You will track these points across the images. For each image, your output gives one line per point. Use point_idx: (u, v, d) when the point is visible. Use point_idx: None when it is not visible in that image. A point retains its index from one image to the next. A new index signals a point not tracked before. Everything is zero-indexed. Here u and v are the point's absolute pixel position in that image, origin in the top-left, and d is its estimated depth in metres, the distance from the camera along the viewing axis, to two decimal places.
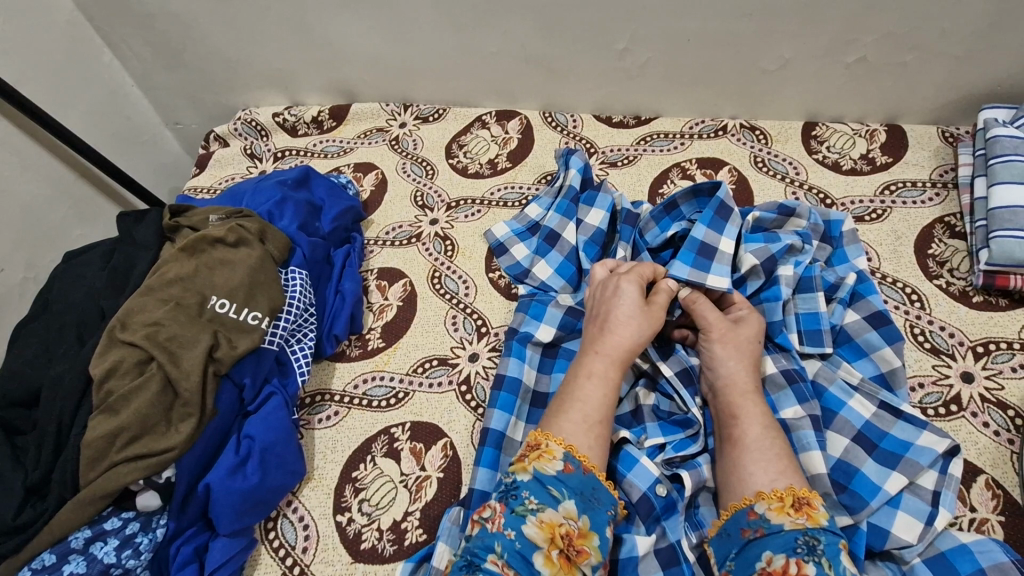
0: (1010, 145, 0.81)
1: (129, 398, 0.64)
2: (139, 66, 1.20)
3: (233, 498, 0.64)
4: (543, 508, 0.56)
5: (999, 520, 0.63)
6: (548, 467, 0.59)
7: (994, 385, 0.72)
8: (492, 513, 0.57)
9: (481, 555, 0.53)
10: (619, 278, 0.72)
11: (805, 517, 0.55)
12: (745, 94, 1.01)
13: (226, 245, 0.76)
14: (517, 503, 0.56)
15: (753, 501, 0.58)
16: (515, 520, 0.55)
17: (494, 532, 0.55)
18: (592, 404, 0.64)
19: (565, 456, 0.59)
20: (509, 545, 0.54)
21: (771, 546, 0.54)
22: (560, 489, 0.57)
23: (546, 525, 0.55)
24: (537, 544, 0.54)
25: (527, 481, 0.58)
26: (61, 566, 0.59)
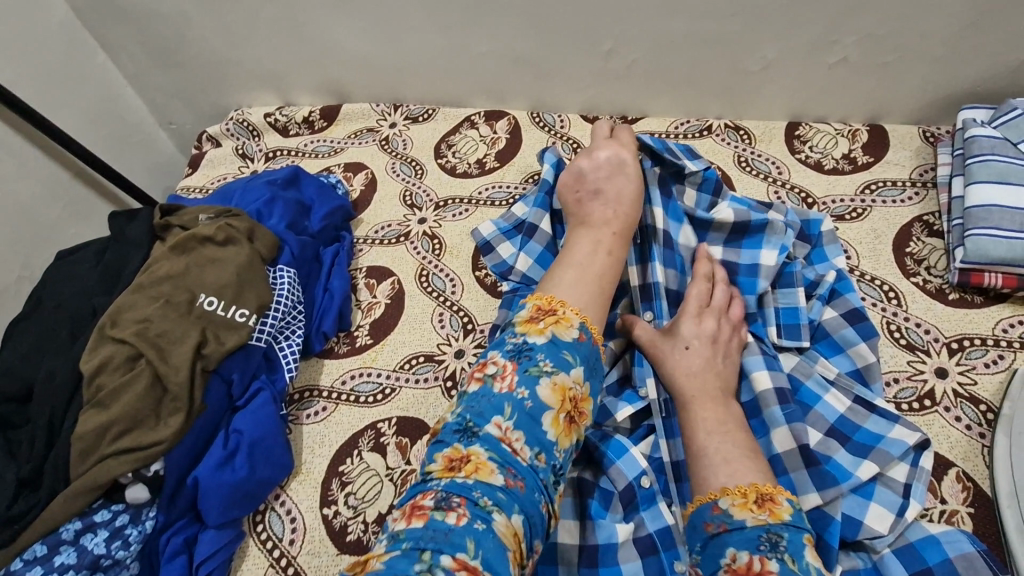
0: (987, 144, 0.83)
1: (118, 393, 0.66)
2: (132, 67, 1.21)
3: (222, 490, 0.66)
4: (557, 371, 0.57)
5: (968, 512, 0.65)
6: (564, 333, 0.60)
7: (967, 380, 0.73)
8: (499, 370, 0.58)
9: (490, 415, 0.55)
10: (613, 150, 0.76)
11: (767, 513, 0.56)
12: (730, 94, 1.02)
13: (215, 243, 0.78)
14: (530, 364, 0.57)
15: (718, 496, 0.58)
16: (528, 380, 0.56)
17: (503, 391, 0.56)
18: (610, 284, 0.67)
19: (580, 326, 0.61)
20: (518, 406, 0.55)
21: (735, 544, 0.54)
22: (574, 355, 0.58)
23: (558, 389, 0.56)
24: (549, 404, 0.56)
25: (543, 344, 0.58)
26: (53, 557, 0.61)
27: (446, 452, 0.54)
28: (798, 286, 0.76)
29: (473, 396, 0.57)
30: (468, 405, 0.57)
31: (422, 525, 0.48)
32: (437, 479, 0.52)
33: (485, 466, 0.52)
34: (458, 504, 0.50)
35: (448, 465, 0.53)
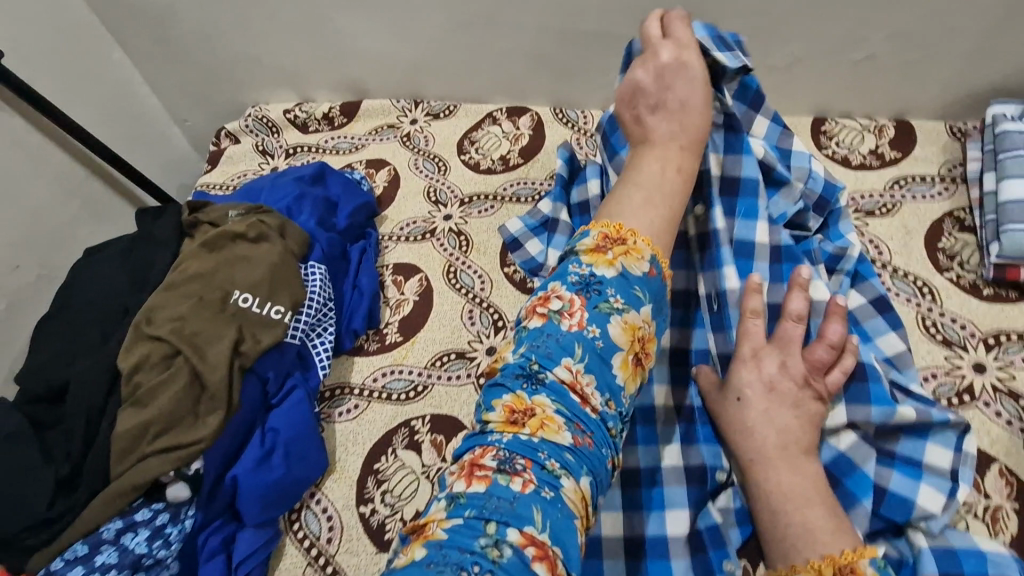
0: (1019, 140, 0.83)
1: (156, 392, 0.65)
2: (148, 63, 1.20)
3: (261, 489, 0.65)
4: (628, 309, 0.55)
5: (1013, 507, 0.65)
6: (635, 265, 0.56)
7: (1006, 375, 0.73)
8: (565, 306, 0.55)
9: (558, 356, 0.53)
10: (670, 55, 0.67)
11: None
12: (756, 91, 1.01)
13: (247, 240, 0.77)
14: (600, 299, 0.55)
15: (791, 574, 0.56)
16: (599, 317, 0.54)
17: (572, 329, 0.54)
18: (667, 195, 0.62)
19: (651, 259, 0.57)
20: (589, 347, 0.53)
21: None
22: (644, 292, 0.56)
23: (628, 328, 0.54)
24: (619, 345, 0.54)
25: (613, 278, 0.55)
26: (93, 557, 0.60)
27: (508, 401, 0.52)
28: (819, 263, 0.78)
29: (538, 330, 0.55)
30: (533, 345, 0.54)
31: (484, 490, 0.47)
32: (499, 433, 0.51)
33: (551, 422, 0.50)
34: (523, 467, 0.48)
35: (511, 416, 0.51)
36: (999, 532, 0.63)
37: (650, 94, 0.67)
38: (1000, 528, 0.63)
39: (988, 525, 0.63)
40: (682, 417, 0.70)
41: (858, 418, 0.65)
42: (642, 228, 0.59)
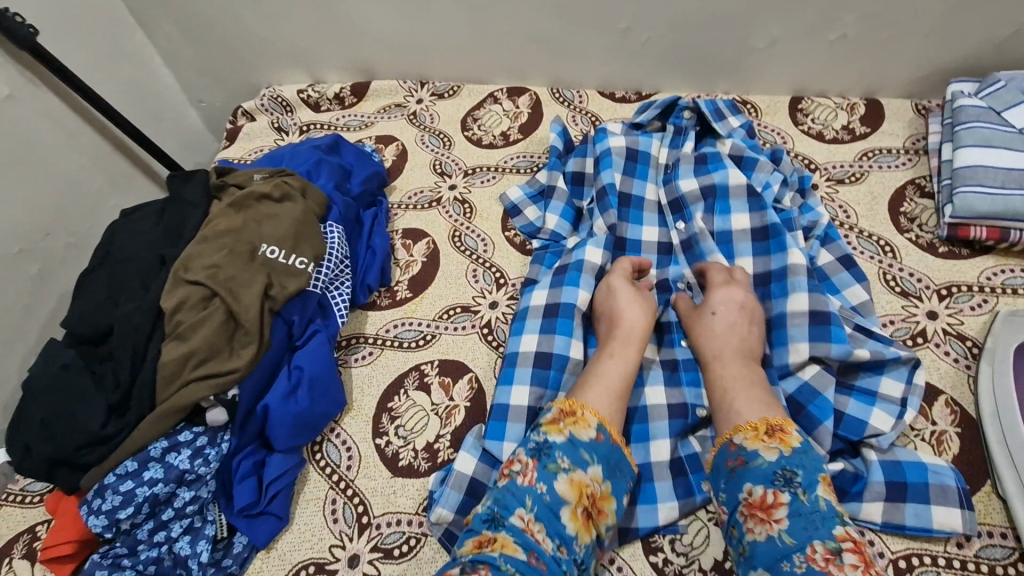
0: (973, 113, 0.91)
1: (196, 327, 0.72)
2: (169, 46, 1.27)
3: (288, 419, 0.73)
4: (574, 469, 0.64)
5: (956, 431, 0.73)
6: (583, 433, 0.67)
7: (955, 321, 0.82)
8: (523, 466, 0.66)
9: (512, 508, 0.62)
10: (608, 278, 0.83)
11: (777, 442, 0.63)
12: (737, 71, 1.10)
13: (271, 200, 0.85)
14: (550, 460, 0.65)
15: (733, 435, 0.66)
16: (547, 476, 0.64)
17: (525, 485, 0.64)
18: (612, 379, 0.73)
19: (598, 427, 0.68)
20: (538, 499, 0.63)
21: (751, 478, 0.62)
22: (591, 455, 0.66)
23: (575, 484, 0.64)
24: (565, 498, 0.63)
25: (561, 443, 0.66)
26: (142, 472, 0.67)
27: (476, 537, 0.61)
28: (797, 229, 0.86)
29: (500, 489, 0.65)
30: (497, 498, 0.64)
31: None
32: (466, 555, 0.59)
33: (510, 544, 0.59)
34: (481, 567, 0.57)
35: (476, 545, 0.60)
36: (942, 451, 0.72)
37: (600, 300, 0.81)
38: (943, 448, 0.72)
39: (933, 445, 0.72)
40: (664, 367, 0.80)
41: (819, 353, 0.74)
42: (590, 401, 0.71)
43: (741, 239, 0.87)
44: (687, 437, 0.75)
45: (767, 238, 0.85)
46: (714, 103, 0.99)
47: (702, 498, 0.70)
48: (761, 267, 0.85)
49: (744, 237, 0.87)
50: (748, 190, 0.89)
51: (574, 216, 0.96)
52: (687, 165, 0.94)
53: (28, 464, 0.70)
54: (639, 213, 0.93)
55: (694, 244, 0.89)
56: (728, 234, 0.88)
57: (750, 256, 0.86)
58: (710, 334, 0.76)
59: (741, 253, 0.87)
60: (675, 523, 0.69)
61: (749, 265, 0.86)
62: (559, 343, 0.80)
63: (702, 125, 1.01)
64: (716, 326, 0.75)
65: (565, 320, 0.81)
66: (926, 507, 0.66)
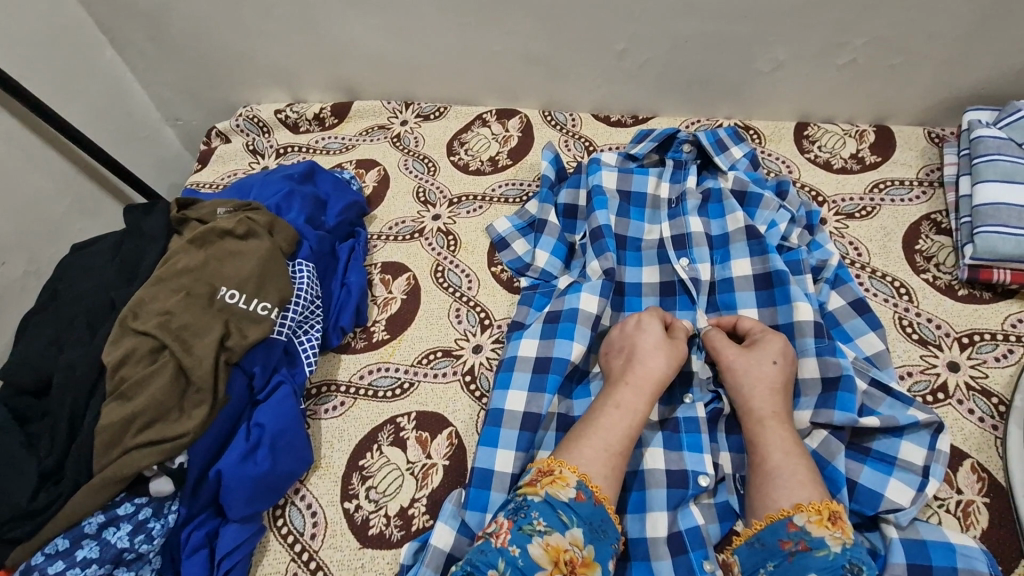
0: (993, 145, 0.85)
1: (142, 385, 0.65)
2: (141, 62, 1.20)
3: (245, 483, 0.65)
4: (551, 531, 0.58)
5: (984, 501, 0.66)
6: (560, 493, 0.61)
7: (979, 373, 0.75)
8: (498, 527, 0.60)
9: (483, 567, 0.56)
10: (642, 315, 0.76)
11: (842, 531, 0.58)
12: (739, 95, 1.03)
13: (235, 237, 0.78)
14: (525, 521, 0.59)
15: (792, 513, 0.60)
16: (521, 537, 0.57)
17: (498, 547, 0.58)
18: (615, 433, 0.66)
19: (577, 484, 0.61)
20: (510, 562, 0.56)
21: (817, 568, 0.56)
22: (570, 516, 0.59)
23: (551, 549, 0.57)
24: (540, 564, 0.56)
25: (538, 502, 0.60)
26: (74, 551, 0.60)
27: None
28: (806, 272, 0.80)
29: (474, 549, 0.59)
30: (470, 557, 0.58)
31: None
32: None
33: None
34: None
35: None
36: (969, 526, 0.64)
37: (616, 341, 0.76)
38: (971, 522, 0.65)
39: (959, 519, 0.65)
40: (664, 426, 0.73)
41: (822, 420, 0.69)
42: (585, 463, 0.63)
43: (743, 287, 0.81)
44: (690, 507, 0.67)
45: (771, 286, 0.79)
46: (715, 134, 0.94)
47: None
48: (766, 319, 0.79)
49: (746, 284, 0.81)
50: (748, 232, 0.84)
51: (566, 253, 0.90)
52: (690, 201, 0.89)
53: None
54: (637, 255, 0.87)
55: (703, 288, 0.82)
56: (729, 281, 0.83)
57: (753, 306, 0.80)
58: (766, 388, 0.68)
59: (744, 302, 0.81)
60: None
61: (754, 315, 0.80)
62: (548, 403, 0.73)
63: (702, 158, 0.95)
64: (773, 379, 0.69)
65: (556, 376, 0.74)
66: None
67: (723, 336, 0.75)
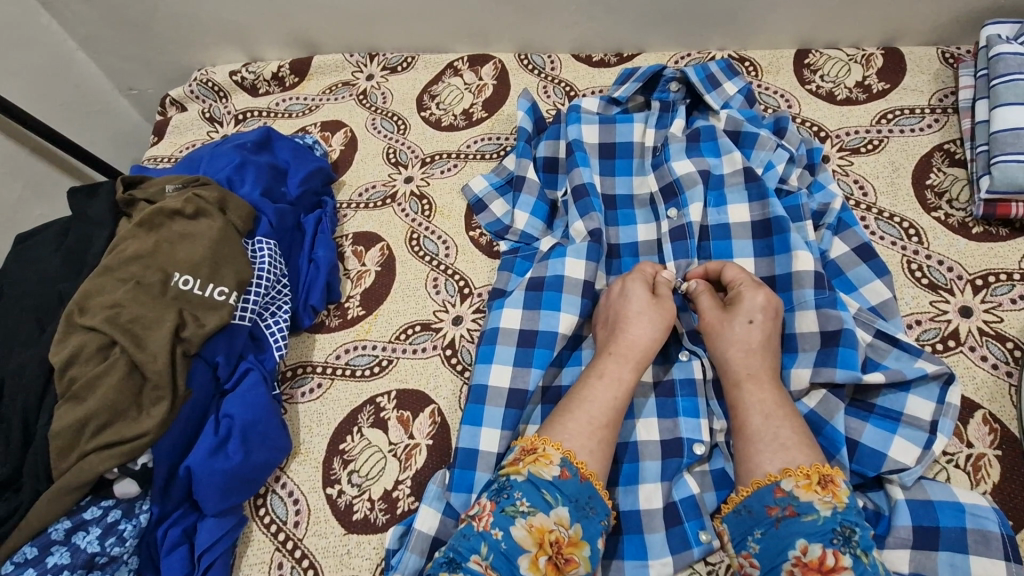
0: (1014, 63, 0.76)
1: (94, 384, 0.61)
2: (82, 27, 1.11)
3: (216, 478, 0.62)
4: (535, 512, 0.55)
5: (996, 454, 0.62)
6: (544, 471, 0.57)
7: (993, 318, 0.70)
8: (481, 510, 0.57)
9: (465, 553, 0.53)
10: (625, 280, 0.70)
11: (832, 495, 0.54)
12: (733, 22, 0.93)
13: (184, 217, 0.72)
14: (508, 502, 0.56)
15: (780, 478, 0.56)
16: (503, 520, 0.55)
17: (479, 531, 0.55)
18: (600, 406, 0.62)
19: (562, 462, 0.58)
20: (493, 546, 0.53)
21: (804, 534, 0.53)
22: (555, 495, 0.56)
23: (535, 529, 0.54)
24: (524, 547, 0.53)
25: (521, 482, 0.57)
26: (45, 558, 0.57)
27: None
28: (807, 218, 0.74)
29: (456, 534, 0.56)
30: (451, 542, 0.56)
31: None
32: None
33: None
34: None
35: None
36: (979, 481, 0.61)
37: (599, 315, 0.71)
38: (981, 477, 0.61)
39: (968, 474, 0.61)
40: (659, 392, 0.69)
41: (823, 379, 0.64)
42: (572, 440, 0.60)
43: (740, 235, 0.75)
44: (684, 478, 0.64)
45: (770, 234, 0.74)
46: (705, 69, 0.85)
47: (701, 551, 0.60)
48: (763, 270, 0.73)
49: (742, 231, 0.75)
50: (746, 174, 0.77)
51: (547, 212, 0.84)
52: (680, 145, 0.81)
53: None
54: (629, 213, 0.81)
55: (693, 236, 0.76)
56: (724, 228, 0.76)
57: (749, 255, 0.74)
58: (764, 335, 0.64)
59: (739, 251, 0.75)
60: None
61: (749, 264, 0.74)
62: (535, 378, 0.69)
63: (692, 98, 0.87)
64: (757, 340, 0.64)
65: (545, 350, 0.70)
66: (964, 556, 0.56)
67: (710, 293, 0.70)
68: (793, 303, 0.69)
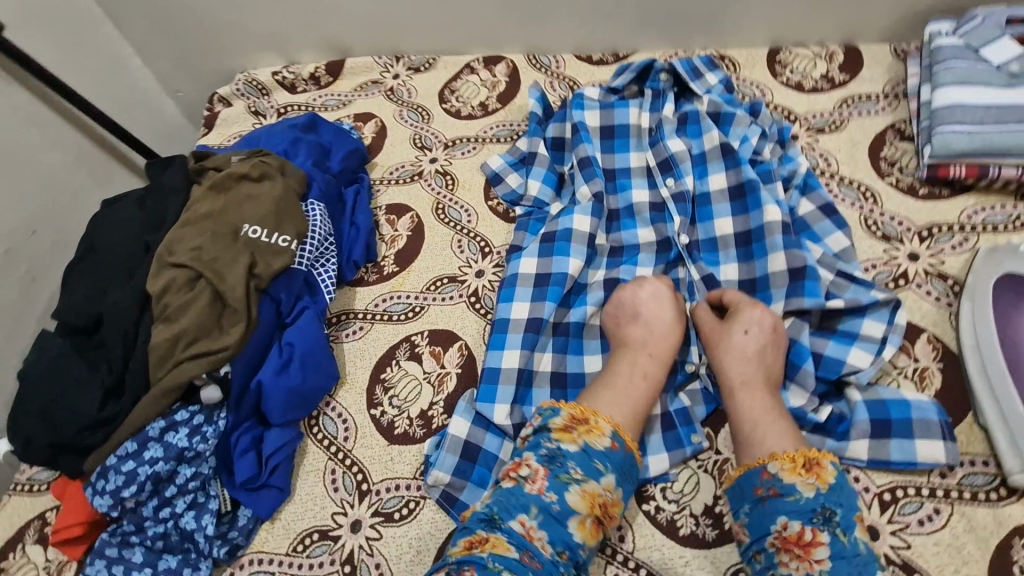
0: (950, 53, 0.90)
1: (184, 310, 0.74)
2: (140, 36, 1.25)
3: (282, 393, 0.74)
4: (587, 480, 0.63)
5: (939, 367, 0.74)
6: (597, 442, 0.66)
7: (937, 261, 0.82)
8: (532, 472, 0.64)
9: (513, 513, 0.62)
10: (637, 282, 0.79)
11: (814, 477, 0.62)
12: (714, 25, 1.08)
13: (252, 179, 0.85)
14: (562, 470, 0.64)
15: (767, 462, 0.64)
16: (558, 486, 0.63)
17: (532, 492, 0.63)
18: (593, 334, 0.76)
19: (613, 435, 0.67)
20: (544, 508, 0.62)
21: (787, 512, 0.61)
22: (606, 465, 0.65)
23: (587, 495, 0.63)
24: (575, 509, 0.62)
25: (575, 452, 0.65)
26: (142, 452, 0.70)
27: (468, 537, 0.61)
28: (777, 181, 0.87)
29: (502, 491, 0.64)
30: (499, 498, 0.64)
31: None
32: (454, 556, 0.60)
33: (503, 542, 0.60)
34: (468, 568, 0.57)
35: (468, 545, 0.60)
36: (924, 387, 0.73)
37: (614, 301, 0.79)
38: (926, 384, 0.73)
39: (915, 382, 0.73)
40: None
41: (793, 307, 0.77)
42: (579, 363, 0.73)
43: (720, 199, 0.88)
44: (677, 394, 0.77)
45: (744, 195, 0.87)
46: (690, 62, 0.99)
47: (692, 450, 0.73)
48: (740, 226, 0.86)
49: (722, 196, 0.88)
50: (723, 149, 0.90)
51: (556, 181, 0.97)
52: (671, 127, 0.95)
53: (32, 452, 0.73)
54: (627, 182, 0.93)
55: (686, 199, 0.89)
56: (707, 195, 0.89)
57: (728, 215, 0.87)
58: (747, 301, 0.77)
59: (719, 212, 0.88)
60: (665, 473, 0.72)
61: (729, 223, 0.87)
62: (549, 310, 0.81)
63: (679, 86, 1.01)
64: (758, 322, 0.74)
65: (556, 288, 0.82)
66: (911, 442, 0.67)
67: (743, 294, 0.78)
68: (765, 250, 0.82)
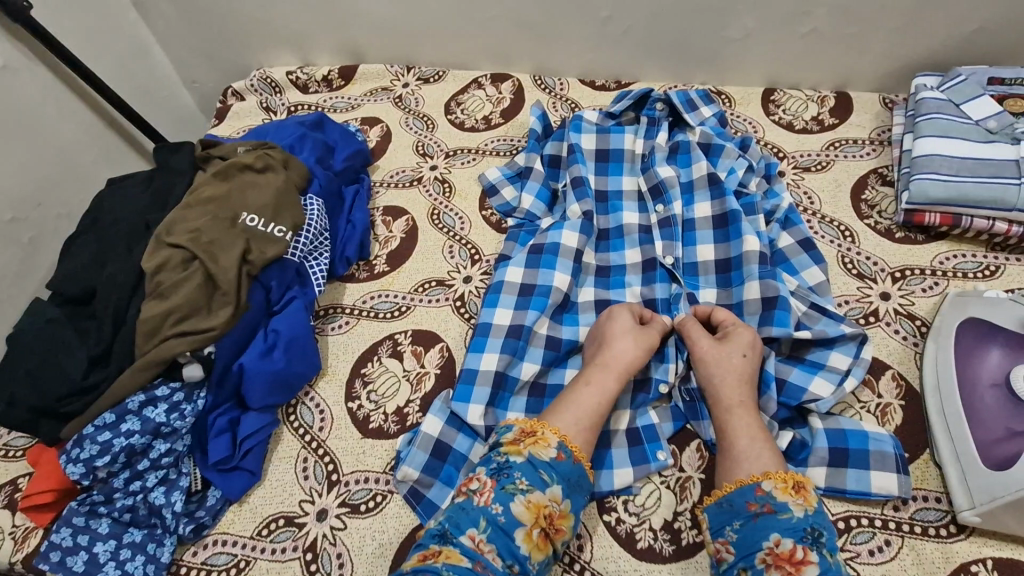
0: (934, 105, 0.94)
1: (175, 288, 0.77)
2: (163, 25, 1.29)
3: (263, 378, 0.76)
4: (532, 490, 0.64)
5: (901, 404, 0.77)
6: (542, 453, 0.66)
7: (907, 302, 0.85)
8: (481, 485, 0.65)
9: (463, 527, 0.62)
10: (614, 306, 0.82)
11: (803, 499, 0.64)
12: (713, 62, 1.13)
13: (254, 170, 0.88)
14: (508, 481, 0.64)
15: (761, 479, 0.66)
16: (504, 496, 0.63)
17: (480, 505, 0.63)
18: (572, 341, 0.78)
19: (559, 445, 0.67)
20: (492, 520, 0.62)
21: (780, 529, 0.62)
22: (550, 475, 0.65)
23: (532, 505, 0.63)
24: (521, 520, 0.62)
25: (521, 463, 0.65)
26: (119, 424, 0.71)
27: (421, 552, 0.61)
28: (759, 213, 0.90)
29: (454, 506, 0.65)
30: (450, 514, 0.64)
31: None
32: (407, 568, 0.60)
33: (454, 554, 0.60)
34: None
35: (421, 557, 0.60)
36: (885, 422, 0.75)
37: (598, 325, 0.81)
38: (887, 419, 0.76)
39: (877, 416, 0.76)
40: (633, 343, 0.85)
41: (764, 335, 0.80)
42: None
43: (703, 226, 0.91)
44: (648, 410, 0.79)
45: (727, 225, 0.90)
46: (686, 94, 1.03)
47: (657, 466, 0.74)
48: (721, 254, 0.89)
49: (705, 224, 0.92)
50: (710, 179, 0.94)
51: (548, 197, 1.00)
52: (662, 154, 0.99)
53: (12, 415, 0.74)
54: (618, 203, 0.97)
55: (671, 224, 0.92)
56: (691, 221, 0.92)
57: (710, 242, 0.90)
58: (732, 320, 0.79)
59: (702, 239, 0.91)
60: (629, 486, 0.74)
61: (710, 250, 0.90)
62: (531, 318, 0.83)
63: (674, 116, 1.05)
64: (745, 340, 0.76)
65: (541, 298, 0.85)
66: (868, 473, 0.70)
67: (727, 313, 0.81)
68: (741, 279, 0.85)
